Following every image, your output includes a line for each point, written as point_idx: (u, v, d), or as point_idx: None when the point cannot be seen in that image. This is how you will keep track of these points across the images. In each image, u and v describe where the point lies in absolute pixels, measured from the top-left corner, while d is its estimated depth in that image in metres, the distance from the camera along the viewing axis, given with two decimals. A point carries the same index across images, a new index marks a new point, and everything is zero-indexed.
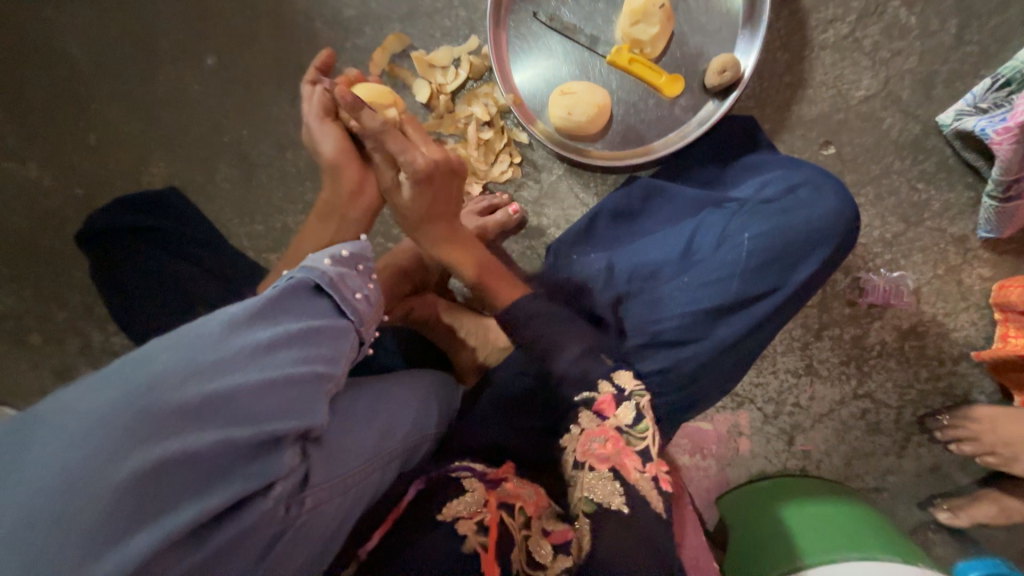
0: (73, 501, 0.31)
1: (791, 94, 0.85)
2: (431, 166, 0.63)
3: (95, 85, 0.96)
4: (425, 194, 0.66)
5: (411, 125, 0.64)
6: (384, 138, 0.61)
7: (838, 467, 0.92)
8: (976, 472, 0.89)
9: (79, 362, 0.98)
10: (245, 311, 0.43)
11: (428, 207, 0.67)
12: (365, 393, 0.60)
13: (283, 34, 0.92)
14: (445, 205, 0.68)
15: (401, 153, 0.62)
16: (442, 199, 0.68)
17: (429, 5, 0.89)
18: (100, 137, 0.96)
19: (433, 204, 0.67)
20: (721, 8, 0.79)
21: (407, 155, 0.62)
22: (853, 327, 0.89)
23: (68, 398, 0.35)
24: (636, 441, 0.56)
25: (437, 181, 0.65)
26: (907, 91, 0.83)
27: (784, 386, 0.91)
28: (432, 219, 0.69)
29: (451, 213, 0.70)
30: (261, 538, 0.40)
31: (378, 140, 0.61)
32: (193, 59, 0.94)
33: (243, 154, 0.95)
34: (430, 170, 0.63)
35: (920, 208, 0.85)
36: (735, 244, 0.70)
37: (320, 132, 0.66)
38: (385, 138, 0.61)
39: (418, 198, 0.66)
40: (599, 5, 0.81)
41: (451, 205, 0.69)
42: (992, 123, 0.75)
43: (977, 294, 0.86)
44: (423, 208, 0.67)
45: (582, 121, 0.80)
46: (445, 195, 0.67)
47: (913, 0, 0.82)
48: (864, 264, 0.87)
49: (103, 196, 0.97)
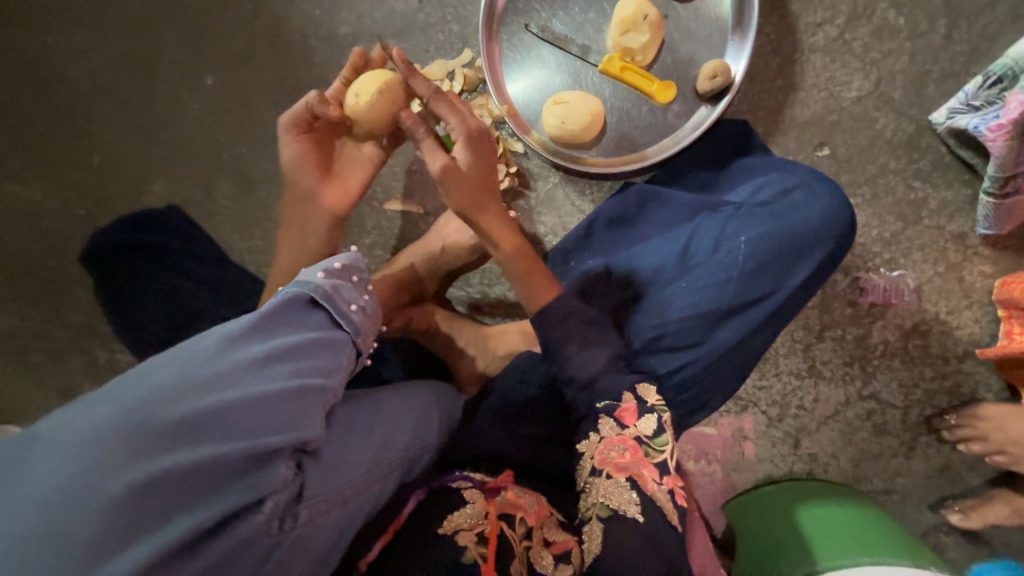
0: (65, 517, 0.31)
1: (784, 97, 0.85)
2: (482, 128, 0.63)
3: (98, 108, 0.98)
4: (479, 159, 0.63)
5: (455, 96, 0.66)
6: (438, 101, 0.62)
7: (845, 470, 0.91)
8: (986, 472, 0.88)
9: (85, 381, 0.99)
10: (240, 327, 0.44)
11: (483, 176, 0.64)
12: (363, 404, 0.60)
13: (280, 53, 0.94)
14: (495, 176, 0.65)
15: (452, 116, 0.62)
16: (493, 166, 0.65)
17: (423, 21, 0.90)
18: (103, 158, 0.98)
19: (487, 172, 0.64)
20: (710, 15, 0.80)
21: (457, 115, 0.62)
22: (854, 327, 0.88)
23: (65, 415, 0.35)
24: (654, 453, 0.57)
25: (488, 142, 0.64)
26: (899, 91, 0.84)
27: (788, 389, 0.90)
28: (482, 192, 0.64)
29: (498, 186, 0.66)
30: (255, 553, 0.39)
31: (432, 104, 0.62)
32: (192, 79, 0.96)
33: (242, 171, 0.96)
34: (481, 129, 0.63)
35: (918, 206, 0.85)
36: (731, 249, 0.70)
37: (285, 144, 0.70)
38: (434, 104, 0.62)
39: (474, 165, 0.63)
40: (589, 16, 0.82)
41: (498, 175, 0.66)
42: (985, 120, 0.75)
43: (979, 291, 0.86)
44: (480, 177, 0.64)
45: (576, 129, 0.80)
46: (494, 163, 0.65)
47: (901, 2, 0.83)
48: (863, 264, 0.87)
49: (106, 215, 0.98)
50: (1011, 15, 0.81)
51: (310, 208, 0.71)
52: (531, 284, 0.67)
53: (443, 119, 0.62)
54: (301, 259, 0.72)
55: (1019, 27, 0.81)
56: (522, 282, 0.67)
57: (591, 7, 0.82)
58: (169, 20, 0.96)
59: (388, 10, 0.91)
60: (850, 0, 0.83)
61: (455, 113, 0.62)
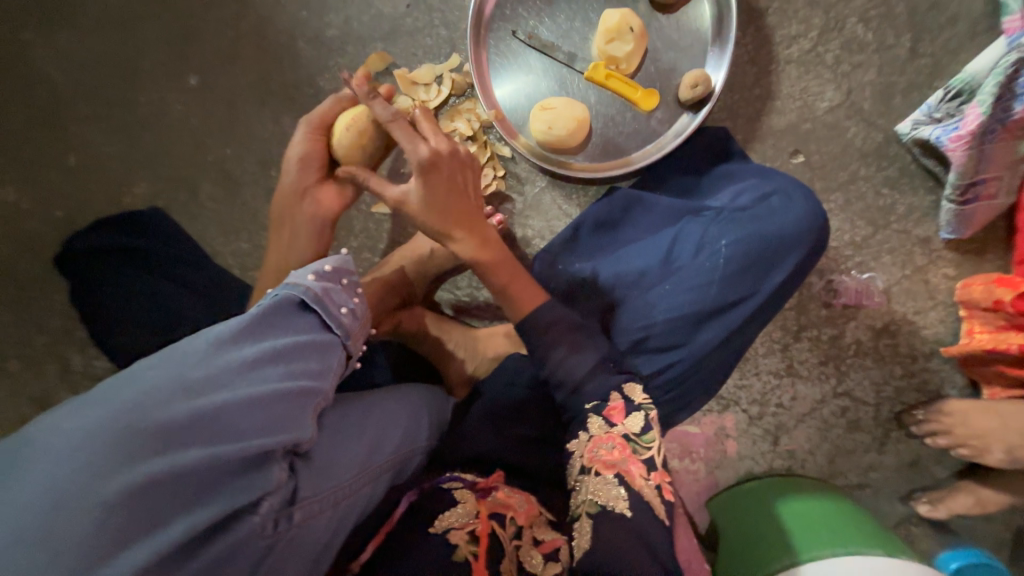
0: (61, 520, 0.31)
1: (761, 105, 0.89)
2: (437, 153, 0.60)
3: (75, 106, 0.95)
4: (437, 188, 0.61)
5: (422, 117, 0.63)
6: (393, 127, 0.61)
7: (822, 465, 0.94)
8: (952, 464, 0.92)
9: (59, 388, 0.96)
10: (231, 329, 0.43)
11: (443, 204, 0.62)
12: (354, 407, 0.60)
13: (265, 54, 0.93)
14: (462, 200, 0.63)
15: (405, 144, 0.60)
16: (457, 190, 0.62)
17: (411, 25, 0.91)
18: (80, 158, 0.96)
19: (449, 200, 0.62)
20: (691, 26, 0.83)
21: (412, 143, 0.60)
22: (829, 327, 0.92)
23: (56, 418, 0.35)
24: (642, 450, 0.59)
25: (449, 170, 0.61)
26: (868, 101, 0.88)
27: (767, 387, 0.93)
28: (447, 219, 0.62)
29: (469, 209, 0.64)
30: (250, 555, 0.39)
31: (387, 129, 0.61)
32: (174, 79, 0.95)
33: (226, 172, 0.95)
34: (437, 157, 0.60)
35: (886, 212, 0.89)
36: (712, 251, 0.73)
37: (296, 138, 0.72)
38: (390, 129, 0.61)
39: (430, 196, 0.61)
40: (575, 24, 0.84)
41: (467, 198, 0.64)
42: (946, 131, 0.80)
43: (944, 293, 0.90)
44: (439, 206, 0.62)
45: (562, 135, 0.82)
46: (459, 189, 0.63)
47: (869, 17, 0.87)
48: (837, 266, 0.91)
49: (83, 217, 0.96)
50: (970, 32, 0.86)
51: (299, 207, 0.71)
52: (510, 299, 0.67)
53: (398, 144, 0.61)
54: (288, 262, 0.71)
55: (977, 44, 0.86)
56: (501, 299, 0.67)
57: (577, 16, 0.84)
58: (150, 18, 0.94)
59: (375, 14, 0.91)
60: (822, 15, 0.87)
61: (409, 140, 0.60)
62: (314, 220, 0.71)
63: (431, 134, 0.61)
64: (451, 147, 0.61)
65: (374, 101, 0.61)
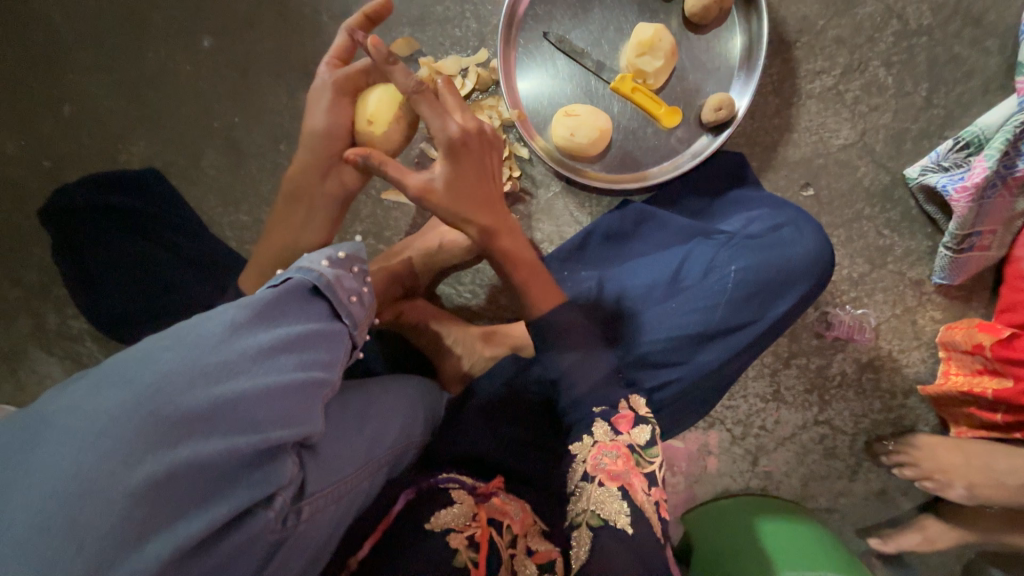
0: (83, 509, 0.31)
1: (778, 136, 0.90)
2: (467, 132, 0.58)
3: (75, 54, 0.91)
4: (464, 169, 0.60)
5: (448, 91, 0.60)
6: (417, 100, 0.57)
7: (795, 488, 0.97)
8: (916, 497, 0.97)
9: (32, 345, 0.92)
10: (245, 312, 0.42)
11: (469, 188, 0.61)
12: (353, 398, 0.59)
13: (287, 25, 0.90)
14: (487, 183, 0.62)
15: (433, 119, 0.57)
16: (485, 172, 0.62)
17: (441, 13, 0.89)
18: (76, 108, 0.91)
19: (475, 184, 0.61)
20: (721, 51, 0.84)
21: (440, 119, 0.57)
22: (818, 357, 0.95)
23: (71, 400, 0.34)
24: (645, 463, 0.61)
25: (477, 149, 0.60)
26: (880, 144, 0.90)
27: (752, 410, 0.96)
28: (473, 203, 0.61)
29: (494, 194, 0.63)
30: (260, 548, 0.39)
31: (410, 101, 0.57)
32: (187, 39, 0.91)
33: (232, 141, 0.91)
34: (466, 136, 0.58)
35: (885, 252, 0.92)
36: (722, 275, 0.74)
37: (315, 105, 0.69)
38: (414, 102, 0.58)
39: (456, 180, 0.60)
40: (607, 33, 0.84)
41: (492, 183, 0.63)
42: (952, 181, 0.83)
43: (929, 334, 0.94)
44: (464, 191, 0.61)
45: (583, 143, 0.81)
46: (485, 172, 0.62)
47: (892, 62, 0.89)
48: (832, 300, 0.93)
49: (73, 171, 0.91)
50: (983, 88, 0.89)
51: (323, 183, 0.69)
52: (529, 293, 0.66)
53: (423, 119, 0.58)
54: (296, 244, 0.70)
55: (988, 100, 0.89)
56: (518, 292, 0.67)
57: (611, 25, 0.84)
58: None
59: None
60: (848, 54, 0.89)
61: (437, 115, 0.57)
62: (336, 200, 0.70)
63: (459, 110, 0.59)
64: (479, 125, 0.59)
65: (394, 66, 0.57)
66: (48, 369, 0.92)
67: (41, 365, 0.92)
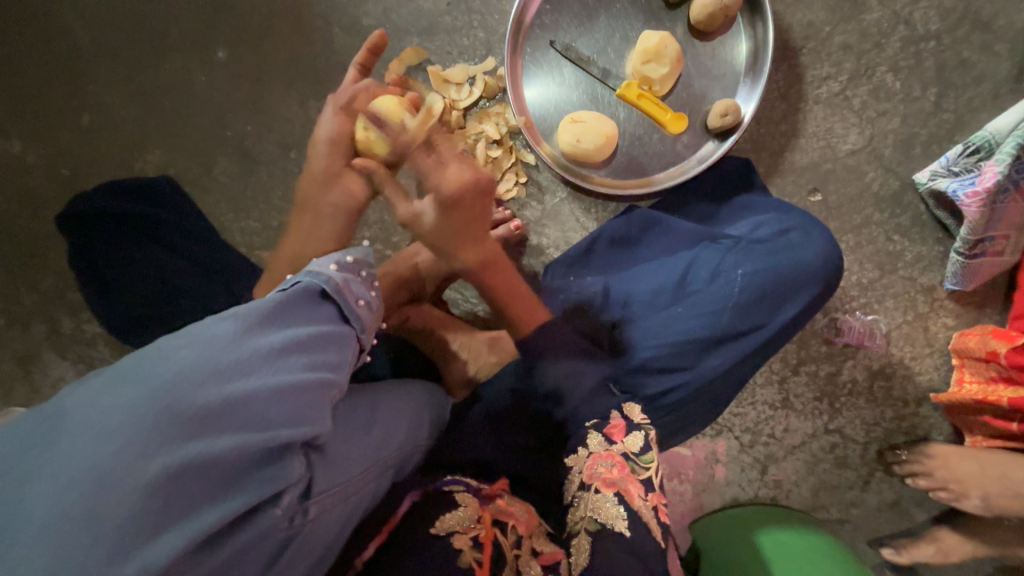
0: (97, 502, 0.32)
1: (785, 141, 0.90)
2: (462, 187, 0.62)
3: (95, 66, 0.93)
4: (454, 217, 0.64)
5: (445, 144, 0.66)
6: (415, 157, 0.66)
7: (805, 498, 0.96)
8: (931, 509, 0.94)
9: (46, 349, 0.94)
10: (257, 313, 0.43)
11: (457, 231, 0.65)
12: (360, 401, 0.59)
13: (300, 35, 0.92)
14: (477, 226, 0.66)
15: (432, 172, 0.63)
16: (476, 216, 0.65)
17: (449, 23, 0.91)
18: (94, 118, 0.94)
19: (463, 228, 0.65)
20: (727, 56, 0.84)
21: (435, 173, 0.63)
22: (828, 364, 0.94)
23: (88, 395, 0.35)
24: (640, 469, 0.61)
25: (467, 202, 0.63)
26: (889, 149, 0.90)
27: (761, 418, 0.95)
28: (459, 237, 0.66)
29: (482, 235, 0.67)
30: (268, 547, 0.39)
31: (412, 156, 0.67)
32: (202, 50, 0.93)
33: (244, 149, 0.93)
34: (460, 191, 0.63)
35: (894, 258, 0.91)
36: (728, 280, 0.73)
37: (328, 120, 0.74)
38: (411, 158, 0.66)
39: (445, 220, 0.64)
40: (613, 41, 0.85)
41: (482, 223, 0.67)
42: (962, 186, 0.82)
43: (941, 341, 0.92)
44: (451, 230, 0.65)
45: (589, 149, 0.82)
46: (475, 218, 0.65)
47: (899, 67, 0.89)
48: (841, 306, 0.92)
49: (90, 178, 0.94)
50: (994, 92, 0.89)
51: (327, 194, 0.71)
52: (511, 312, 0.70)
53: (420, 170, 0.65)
54: (306, 249, 0.71)
55: (999, 104, 0.89)
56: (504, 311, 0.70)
57: (616, 33, 0.85)
58: None
59: (414, 8, 0.91)
60: (855, 59, 0.89)
61: (433, 167, 0.63)
62: (345, 209, 0.71)
63: (456, 167, 0.64)
64: (476, 181, 0.63)
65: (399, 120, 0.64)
66: (61, 372, 0.93)
67: (55, 368, 0.93)
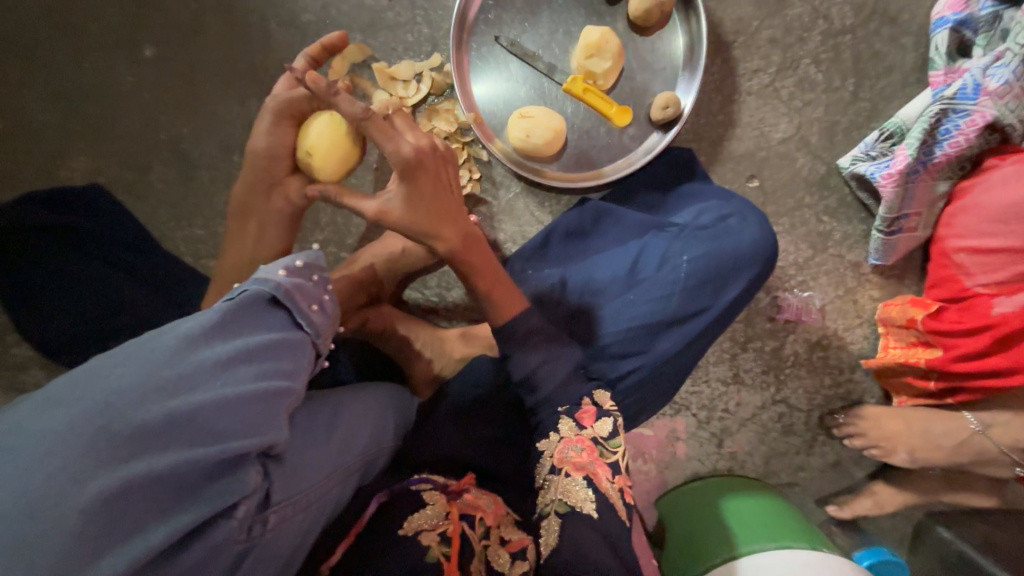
0: (31, 530, 0.30)
1: (723, 131, 0.95)
2: (419, 151, 0.58)
3: (4, 66, 0.86)
4: (421, 187, 0.60)
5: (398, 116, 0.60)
6: (367, 126, 0.56)
7: (758, 466, 1.02)
8: (867, 466, 1.03)
9: None
10: (202, 324, 0.41)
11: (427, 204, 0.61)
12: (320, 407, 0.58)
13: (234, 33, 0.88)
14: (445, 199, 0.62)
15: (385, 143, 0.57)
16: (443, 187, 0.62)
17: (392, 19, 0.89)
18: (6, 124, 0.86)
19: (432, 198, 0.61)
20: (664, 51, 0.88)
21: (392, 142, 0.57)
22: (772, 340, 1.00)
23: (16, 420, 0.33)
24: (608, 453, 0.63)
25: (432, 166, 0.60)
26: (816, 136, 0.96)
27: (714, 394, 1.00)
28: (435, 218, 0.62)
29: (453, 206, 0.64)
30: (224, 560, 0.39)
31: (360, 128, 0.56)
32: (126, 48, 0.87)
33: (181, 153, 0.88)
34: (420, 155, 0.58)
35: (825, 237, 0.98)
36: (675, 266, 0.77)
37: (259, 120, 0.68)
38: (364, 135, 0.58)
39: (412, 197, 0.60)
40: (557, 36, 0.86)
41: (451, 196, 0.63)
42: (879, 168, 0.90)
43: (869, 312, 1.00)
44: (423, 210, 0.61)
45: (539, 144, 0.83)
46: (443, 187, 0.62)
47: (821, 59, 0.95)
48: (782, 284, 0.99)
49: (6, 189, 0.86)
50: (902, 81, 0.97)
51: (269, 200, 0.69)
52: (497, 296, 0.67)
53: (375, 145, 0.57)
54: (254, 256, 0.69)
55: (907, 92, 0.97)
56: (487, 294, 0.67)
57: (559, 28, 0.86)
58: None
59: (355, 3, 0.89)
60: (781, 53, 0.95)
61: (387, 138, 0.57)
62: (289, 213, 0.69)
63: (410, 132, 0.59)
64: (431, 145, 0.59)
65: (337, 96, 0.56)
66: None
67: None
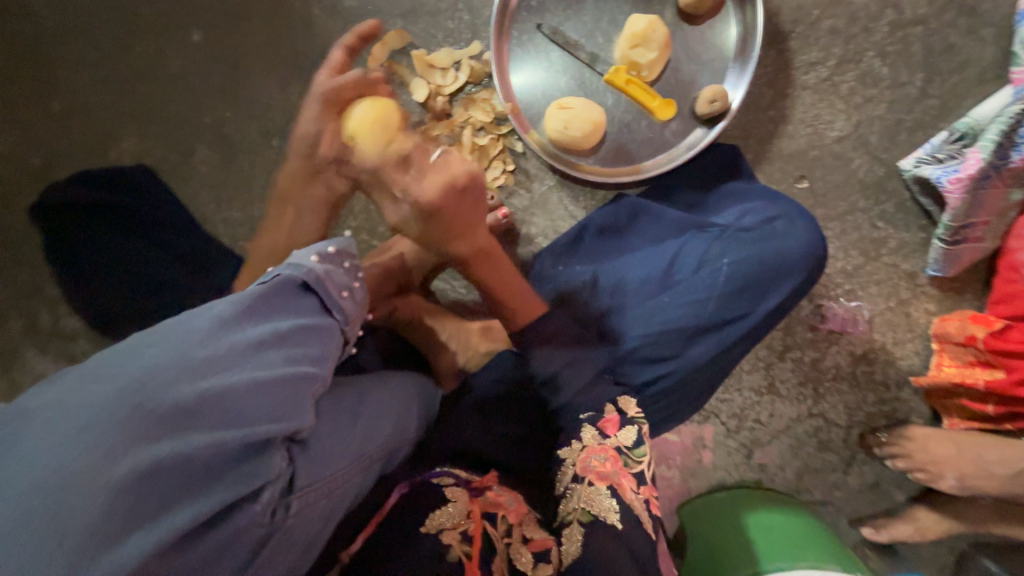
0: (66, 501, 0.31)
1: (773, 128, 0.90)
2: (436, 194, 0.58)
3: (64, 50, 0.90)
4: (439, 218, 0.61)
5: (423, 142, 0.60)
6: None
7: (790, 481, 0.98)
8: (910, 489, 0.97)
9: (23, 343, 0.91)
10: (234, 308, 0.42)
11: (444, 226, 0.62)
12: (347, 394, 0.58)
13: (279, 18, 0.89)
14: (465, 222, 0.63)
15: None
16: (463, 213, 0.62)
17: (433, 5, 0.88)
18: (64, 105, 0.90)
19: (450, 223, 0.61)
20: (715, 41, 0.83)
21: None
22: (813, 350, 0.95)
23: (58, 393, 0.34)
24: (633, 463, 0.60)
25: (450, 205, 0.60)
26: (875, 136, 0.90)
27: (747, 403, 0.96)
28: (452, 238, 0.63)
29: (473, 226, 0.64)
30: (247, 542, 0.39)
31: None
32: (176, 32, 0.90)
33: (224, 136, 0.90)
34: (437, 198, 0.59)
35: (879, 244, 0.92)
36: (714, 269, 0.74)
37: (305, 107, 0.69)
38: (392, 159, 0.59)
39: (430, 224, 0.62)
40: (601, 25, 0.84)
41: (471, 219, 0.63)
42: (946, 172, 0.83)
43: (923, 326, 0.94)
44: (440, 233, 0.63)
45: (577, 136, 0.81)
46: (463, 214, 0.62)
47: (886, 52, 0.89)
48: (827, 292, 0.94)
49: (62, 167, 0.90)
50: (978, 78, 0.89)
51: (307, 187, 0.69)
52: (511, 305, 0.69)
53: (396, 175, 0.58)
54: (288, 241, 0.69)
55: (983, 90, 0.89)
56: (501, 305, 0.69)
57: (603, 17, 0.83)
58: None
59: None
60: (842, 44, 0.89)
61: None
62: (324, 201, 0.70)
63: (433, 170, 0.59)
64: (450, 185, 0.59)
65: None
66: (42, 368, 0.91)
67: (34, 364, 0.91)
